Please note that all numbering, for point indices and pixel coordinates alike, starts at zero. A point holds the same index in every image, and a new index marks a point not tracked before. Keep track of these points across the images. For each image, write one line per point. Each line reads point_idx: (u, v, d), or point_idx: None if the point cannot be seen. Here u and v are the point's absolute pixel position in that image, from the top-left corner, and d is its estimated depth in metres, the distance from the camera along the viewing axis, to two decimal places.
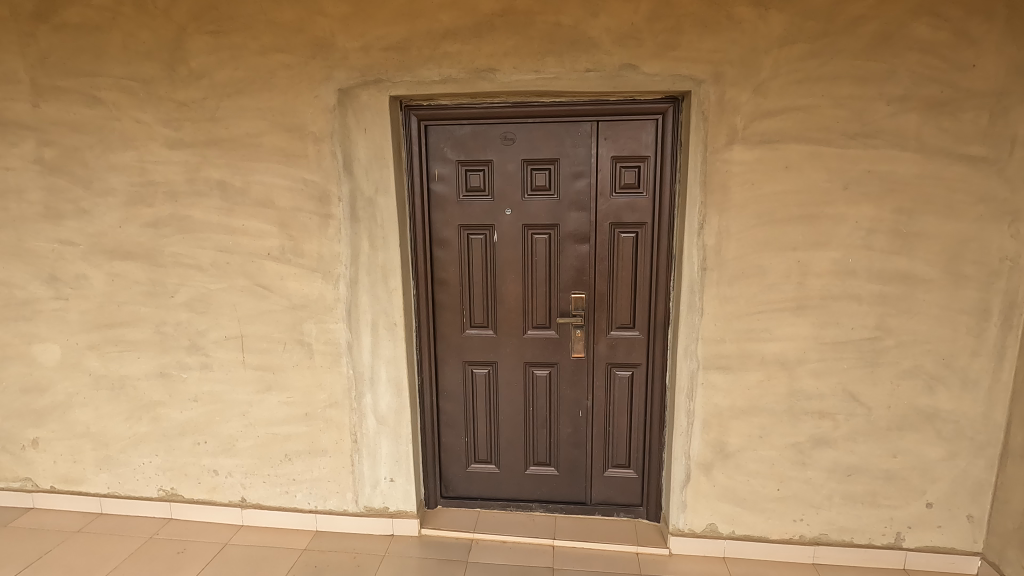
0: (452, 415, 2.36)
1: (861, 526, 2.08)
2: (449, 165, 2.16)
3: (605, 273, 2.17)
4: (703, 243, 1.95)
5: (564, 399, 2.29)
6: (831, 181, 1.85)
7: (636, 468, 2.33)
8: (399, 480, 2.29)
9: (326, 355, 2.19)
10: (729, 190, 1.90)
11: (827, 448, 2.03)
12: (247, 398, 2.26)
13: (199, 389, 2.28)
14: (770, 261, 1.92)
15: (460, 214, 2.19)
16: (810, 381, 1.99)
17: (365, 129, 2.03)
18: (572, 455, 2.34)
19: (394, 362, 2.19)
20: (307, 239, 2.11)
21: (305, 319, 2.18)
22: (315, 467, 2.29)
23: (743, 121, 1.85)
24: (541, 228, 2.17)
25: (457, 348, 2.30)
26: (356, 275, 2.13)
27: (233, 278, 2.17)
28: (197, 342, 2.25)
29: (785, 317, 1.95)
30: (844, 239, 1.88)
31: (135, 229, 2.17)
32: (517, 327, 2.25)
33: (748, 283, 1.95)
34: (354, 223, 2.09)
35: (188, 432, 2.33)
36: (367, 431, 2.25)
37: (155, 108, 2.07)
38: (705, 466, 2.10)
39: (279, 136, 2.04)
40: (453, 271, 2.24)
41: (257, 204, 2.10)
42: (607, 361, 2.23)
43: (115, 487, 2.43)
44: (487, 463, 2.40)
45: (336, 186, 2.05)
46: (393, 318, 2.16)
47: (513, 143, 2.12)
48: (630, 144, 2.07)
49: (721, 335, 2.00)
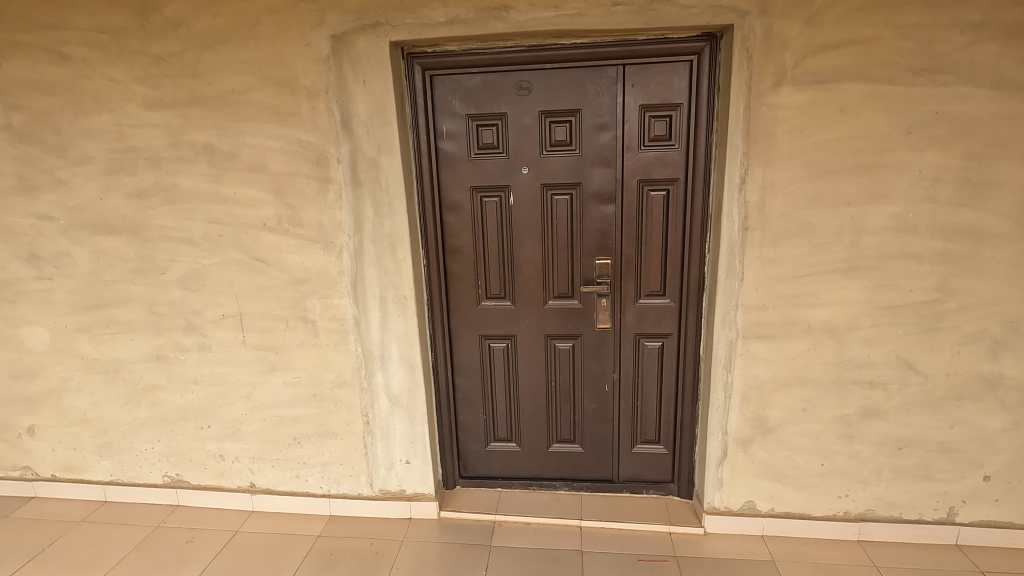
0: (469, 392, 2.21)
1: (912, 501, 1.94)
2: (459, 121, 1.94)
3: (633, 236, 1.98)
4: (745, 200, 1.75)
5: (589, 372, 2.14)
6: (891, 125, 1.63)
7: (666, 444, 2.18)
8: (415, 462, 2.15)
9: (332, 333, 2.03)
10: (776, 139, 1.69)
11: (876, 420, 1.87)
12: (250, 379, 2.12)
13: (199, 372, 2.14)
14: (820, 217, 1.73)
15: (472, 175, 1.99)
16: (861, 348, 1.82)
17: (364, 80, 1.81)
18: (598, 431, 2.20)
19: (406, 337, 2.02)
20: (306, 207, 1.92)
21: (308, 294, 2.01)
22: (327, 450, 2.16)
23: (793, 58, 1.62)
24: (562, 188, 1.97)
25: (473, 321, 2.13)
26: (361, 245, 1.94)
27: (228, 252, 2.00)
28: (193, 321, 2.09)
29: (835, 280, 1.77)
30: (904, 191, 1.67)
31: (117, 201, 1.99)
32: (537, 297, 2.08)
33: (795, 243, 1.76)
34: (356, 188, 1.89)
35: (190, 417, 2.20)
36: (379, 411, 2.10)
37: (130, 65, 1.86)
38: (744, 441, 1.96)
39: (269, 92, 1.83)
40: (466, 238, 2.05)
41: (249, 169, 1.91)
42: (636, 332, 2.07)
43: (118, 474, 2.31)
44: (508, 441, 2.26)
45: (334, 147, 1.85)
46: (403, 291, 1.98)
47: (529, 93, 1.90)
48: (661, 91, 1.84)
49: (763, 301, 1.82)
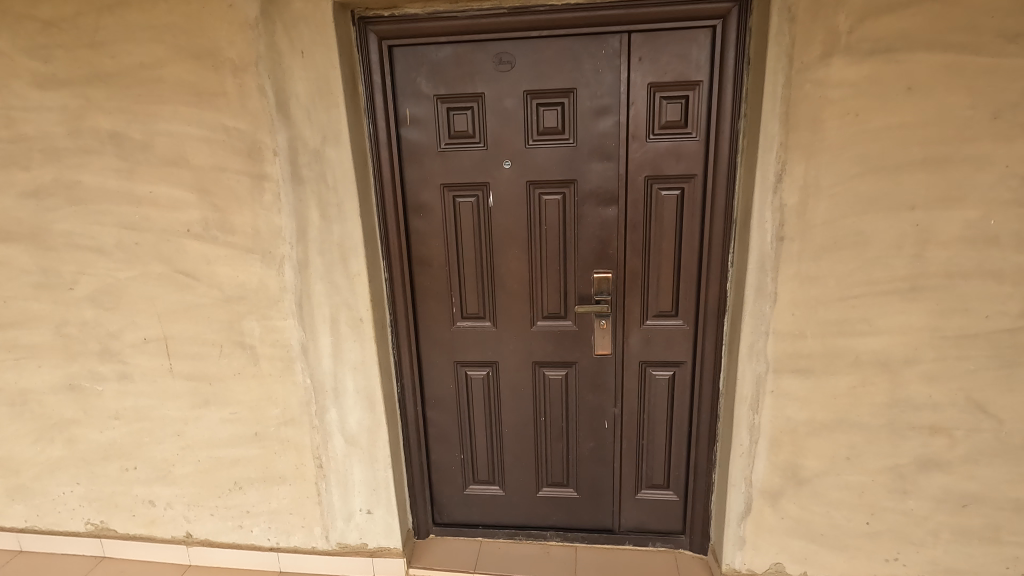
0: (443, 427, 1.87)
1: (976, 568, 1.59)
2: (425, 103, 1.58)
3: (639, 245, 1.62)
4: (780, 203, 1.40)
5: (585, 405, 1.79)
6: (973, 107, 1.27)
7: (677, 490, 1.84)
8: (378, 512, 1.81)
9: (275, 361, 1.68)
10: (822, 125, 1.33)
11: (935, 472, 1.53)
12: (179, 415, 1.78)
13: (120, 406, 1.80)
14: (877, 225, 1.37)
15: (442, 170, 1.63)
16: (920, 387, 1.47)
17: (303, 51, 1.44)
18: (596, 474, 1.86)
19: (364, 367, 1.67)
20: (237, 210, 1.56)
21: (244, 315, 1.66)
22: (273, 496, 1.82)
23: (847, 21, 1.26)
24: (552, 186, 1.62)
25: (446, 346, 1.78)
26: (306, 256, 1.58)
27: (146, 264, 1.64)
28: (110, 346, 1.74)
29: (892, 303, 1.42)
30: (987, 192, 1.31)
31: (11, 201, 1.63)
32: (523, 318, 1.73)
33: (844, 257, 1.40)
34: (297, 185, 1.53)
35: (113, 457, 1.85)
36: (334, 453, 1.75)
37: (15, 32, 1.49)
38: (772, 494, 1.62)
39: (185, 66, 1.47)
40: (436, 246, 1.70)
41: (167, 163, 1.55)
42: (641, 359, 1.72)
43: (34, 520, 1.97)
44: (489, 484, 1.92)
45: (268, 135, 1.49)
46: (358, 312, 1.63)
47: (512, 68, 1.54)
48: (675, 65, 1.48)
49: (800, 328, 1.47)
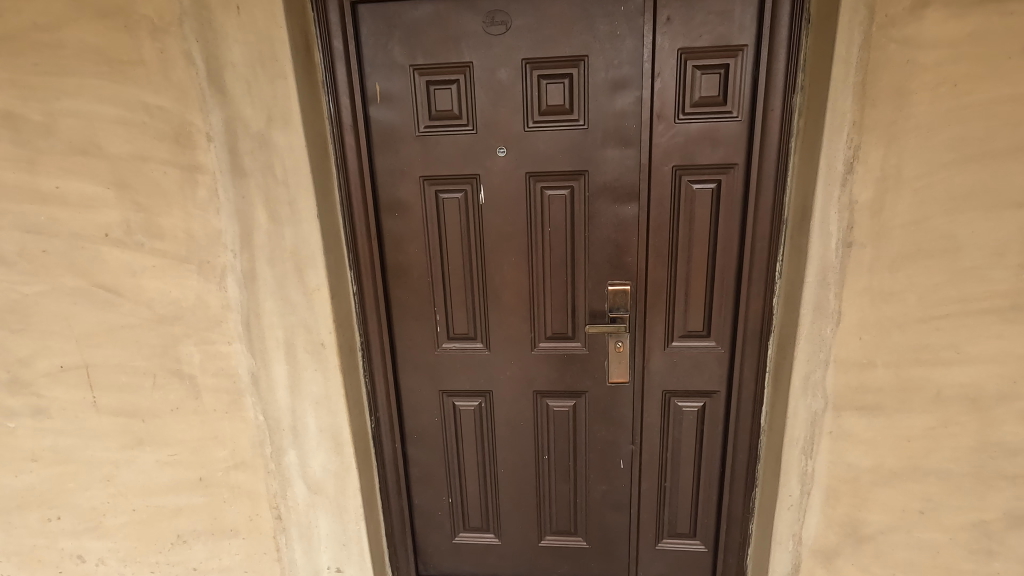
0: (428, 467, 1.57)
1: None
2: (399, 77, 1.28)
3: (664, 251, 1.33)
4: (850, 200, 1.11)
5: (596, 442, 1.50)
6: None
7: (705, 540, 1.54)
8: (349, 570, 1.52)
9: (220, 394, 1.38)
10: (908, 99, 1.03)
11: None
12: (110, 457, 1.44)
13: (38, 445, 1.43)
14: (975, 226, 1.06)
15: (422, 159, 1.33)
16: (1016, 426, 1.15)
17: (239, 7, 1.14)
18: (609, 520, 1.56)
19: (328, 402, 1.37)
20: (164, 211, 1.25)
21: (181, 338, 1.35)
22: (222, 553, 1.49)
23: None
24: (558, 180, 1.32)
25: (430, 372, 1.48)
26: (252, 267, 1.27)
27: (58, 276, 1.31)
28: (19, 374, 1.37)
29: (987, 324, 1.11)
30: None
31: None
32: (522, 339, 1.43)
33: (929, 268, 1.10)
34: (238, 179, 1.22)
35: (31, 506, 1.47)
36: (294, 502, 1.46)
37: None
38: (826, 554, 1.32)
39: (92, 27, 1.15)
40: (416, 253, 1.39)
41: (72, 151, 1.22)
42: (665, 388, 1.43)
43: None
44: (483, 531, 1.62)
45: (199, 116, 1.18)
46: (319, 336, 1.32)
47: (507, 31, 1.24)
48: (712, 26, 1.18)
49: (869, 356, 1.18)
